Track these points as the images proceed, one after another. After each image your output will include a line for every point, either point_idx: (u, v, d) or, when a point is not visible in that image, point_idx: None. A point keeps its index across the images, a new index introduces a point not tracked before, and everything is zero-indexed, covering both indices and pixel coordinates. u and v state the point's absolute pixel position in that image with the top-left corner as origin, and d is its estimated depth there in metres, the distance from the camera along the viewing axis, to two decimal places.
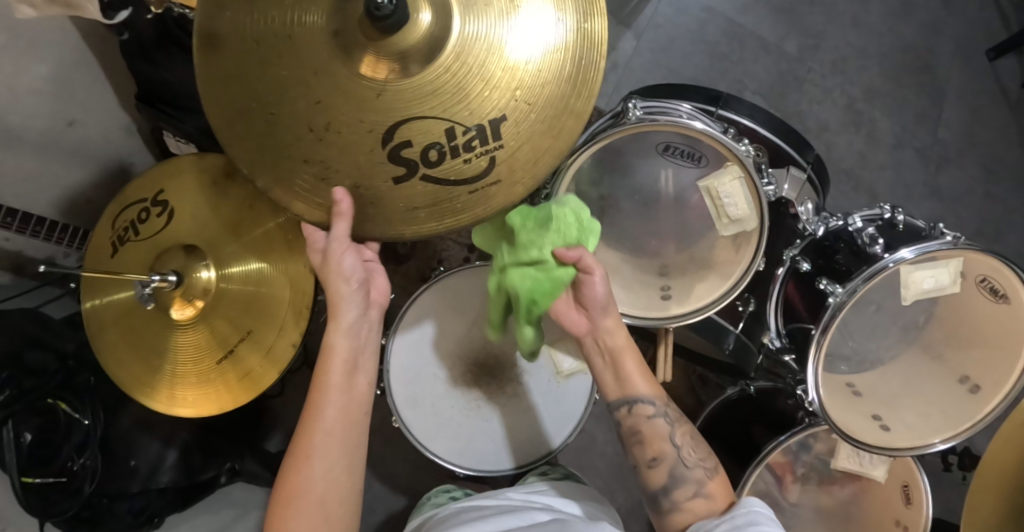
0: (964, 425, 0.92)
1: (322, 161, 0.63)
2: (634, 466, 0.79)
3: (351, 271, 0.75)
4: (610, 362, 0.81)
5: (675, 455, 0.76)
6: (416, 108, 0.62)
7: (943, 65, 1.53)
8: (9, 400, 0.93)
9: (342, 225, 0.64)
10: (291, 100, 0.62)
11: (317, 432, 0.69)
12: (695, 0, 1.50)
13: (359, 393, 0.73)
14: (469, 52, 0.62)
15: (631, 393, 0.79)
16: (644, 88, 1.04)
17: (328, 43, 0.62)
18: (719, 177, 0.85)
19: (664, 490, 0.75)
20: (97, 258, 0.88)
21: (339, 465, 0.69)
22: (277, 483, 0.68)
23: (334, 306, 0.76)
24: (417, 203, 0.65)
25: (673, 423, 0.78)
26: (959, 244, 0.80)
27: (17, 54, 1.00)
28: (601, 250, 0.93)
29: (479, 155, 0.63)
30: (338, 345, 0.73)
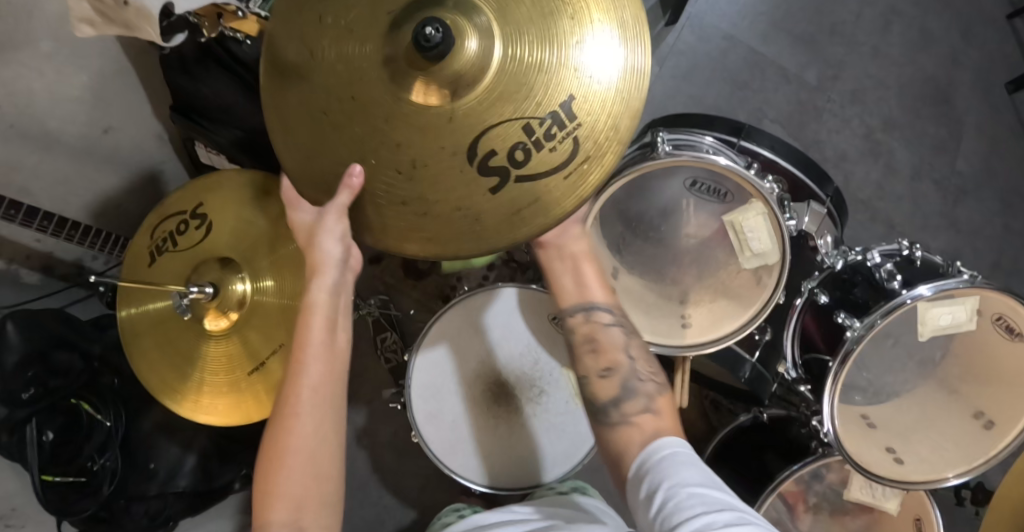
0: (977, 461, 0.93)
1: (419, 195, 0.66)
2: (584, 378, 0.78)
3: (341, 233, 0.68)
4: (570, 268, 0.83)
5: (628, 368, 0.76)
6: (490, 121, 0.64)
7: (961, 98, 1.54)
8: (34, 399, 0.97)
9: (348, 195, 0.66)
10: (373, 149, 0.66)
11: (303, 386, 0.63)
12: (717, 29, 1.53)
13: (341, 350, 0.67)
14: (522, 67, 0.64)
15: (588, 300, 0.81)
16: (668, 118, 1.07)
17: (385, 76, 0.65)
18: (744, 213, 0.86)
19: (614, 402, 0.73)
20: (136, 267, 0.92)
21: (328, 422, 0.63)
22: (263, 441, 0.63)
23: (315, 266, 0.69)
24: (522, 205, 0.66)
25: (627, 333, 0.79)
26: (976, 283, 0.81)
27: (59, 63, 1.03)
28: (623, 275, 0.94)
29: (564, 141, 0.65)
30: (320, 302, 0.67)
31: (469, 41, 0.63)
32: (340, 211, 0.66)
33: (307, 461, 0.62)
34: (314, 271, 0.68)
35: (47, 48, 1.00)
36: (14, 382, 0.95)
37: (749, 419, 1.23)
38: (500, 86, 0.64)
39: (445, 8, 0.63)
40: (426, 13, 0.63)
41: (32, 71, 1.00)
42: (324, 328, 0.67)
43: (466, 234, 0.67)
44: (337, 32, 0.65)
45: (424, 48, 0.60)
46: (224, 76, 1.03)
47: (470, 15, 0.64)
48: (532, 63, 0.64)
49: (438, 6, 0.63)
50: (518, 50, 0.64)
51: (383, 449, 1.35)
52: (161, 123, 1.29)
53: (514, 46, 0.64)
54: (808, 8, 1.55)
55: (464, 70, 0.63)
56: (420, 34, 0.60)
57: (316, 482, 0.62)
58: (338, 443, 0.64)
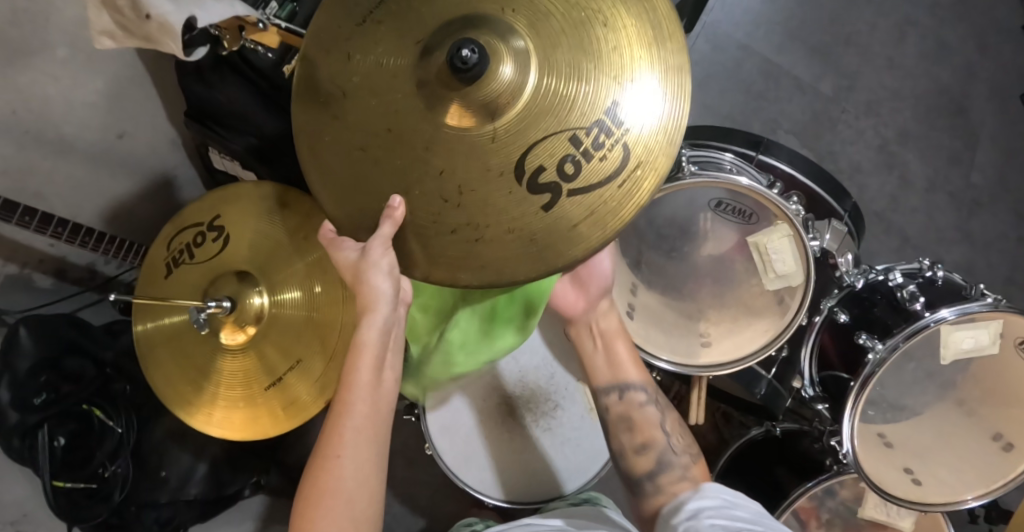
0: (997, 484, 0.93)
1: (469, 221, 0.65)
2: (620, 452, 0.84)
3: (391, 266, 0.66)
4: (602, 344, 0.89)
5: (664, 443, 0.82)
6: (536, 138, 0.64)
7: (977, 110, 1.52)
8: (45, 404, 0.98)
9: (391, 227, 0.65)
10: (417, 178, 0.65)
11: (346, 428, 0.63)
12: (732, 38, 1.52)
13: (385, 390, 0.67)
14: (560, 85, 0.63)
15: (623, 380, 0.86)
16: (686, 131, 1.07)
17: (422, 102, 0.65)
18: (768, 234, 0.86)
19: (648, 474, 0.79)
20: (154, 280, 0.92)
21: (368, 466, 0.63)
22: (302, 483, 0.62)
23: (365, 299, 0.66)
24: (578, 218, 0.65)
25: (662, 412, 0.86)
26: (999, 306, 0.80)
27: (75, 69, 1.03)
28: (641, 292, 0.96)
29: (613, 148, 0.64)
30: (370, 339, 0.65)
31: (503, 64, 0.62)
32: (385, 242, 0.65)
33: (346, 506, 0.61)
34: (366, 307, 0.66)
35: (63, 55, 1.00)
36: (27, 388, 0.96)
37: (761, 433, 1.21)
38: (541, 106, 0.63)
39: (474, 29, 0.63)
40: (455, 36, 0.63)
41: (47, 77, 1.00)
42: (371, 368, 0.65)
43: (522, 257, 0.65)
44: (370, 67, 0.66)
45: (461, 70, 0.60)
46: (239, 83, 1.03)
47: (503, 35, 0.63)
48: (568, 77, 0.63)
49: (470, 26, 0.63)
50: (554, 69, 0.64)
51: (393, 459, 1.34)
52: (175, 127, 1.28)
53: (549, 66, 0.64)
54: (823, 18, 1.54)
55: (501, 91, 0.63)
56: (454, 55, 0.59)
57: (355, 524, 0.61)
58: (377, 489, 0.63)
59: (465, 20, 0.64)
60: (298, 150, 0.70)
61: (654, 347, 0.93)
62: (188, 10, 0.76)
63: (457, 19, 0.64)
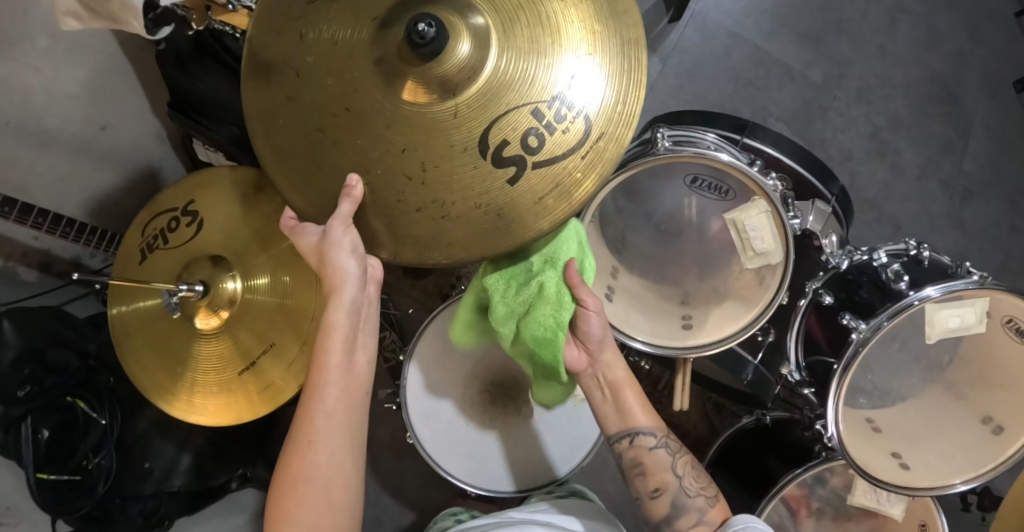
0: (986, 467, 0.91)
1: (434, 199, 0.64)
2: (637, 498, 0.82)
3: (354, 246, 0.66)
4: (610, 396, 0.83)
5: (676, 486, 0.79)
6: (498, 111, 0.63)
7: (969, 97, 1.51)
8: (29, 397, 0.97)
9: (350, 205, 0.64)
10: (378, 158, 0.64)
11: (318, 412, 0.63)
12: (722, 27, 1.50)
13: (359, 371, 0.66)
14: (519, 60, 0.63)
15: (632, 428, 0.81)
16: (668, 116, 1.06)
17: (378, 77, 0.63)
18: (746, 211, 0.84)
19: (666, 519, 0.78)
20: (127, 265, 0.91)
21: (343, 448, 0.63)
22: (277, 469, 0.63)
23: (331, 281, 0.66)
24: (544, 190, 0.64)
25: (673, 454, 0.81)
26: (985, 284, 0.79)
27: (55, 59, 1.03)
28: (622, 275, 0.93)
29: (575, 121, 0.64)
30: (340, 322, 0.65)
31: (462, 42, 0.61)
32: (345, 221, 0.64)
33: (321, 491, 0.62)
34: (332, 290, 0.66)
35: (43, 45, 1.00)
36: (10, 379, 0.96)
37: (751, 422, 1.20)
38: (500, 82, 0.63)
39: (432, 6, 0.63)
40: (414, 11, 0.63)
41: (28, 68, 1.00)
42: (342, 349, 0.65)
43: (489, 231, 0.64)
44: (323, 44, 0.64)
45: (419, 45, 0.59)
46: (220, 72, 1.01)
47: (462, 12, 0.63)
48: (527, 54, 0.63)
49: (431, 4, 0.63)
50: (512, 48, 0.63)
51: (381, 451, 1.33)
52: (159, 118, 1.28)
53: (507, 44, 0.63)
54: (813, 5, 1.52)
55: (459, 67, 0.62)
56: (412, 30, 0.59)
57: (331, 507, 0.62)
58: (354, 473, 0.64)
59: None
60: (253, 134, 0.68)
61: (631, 327, 0.91)
62: None
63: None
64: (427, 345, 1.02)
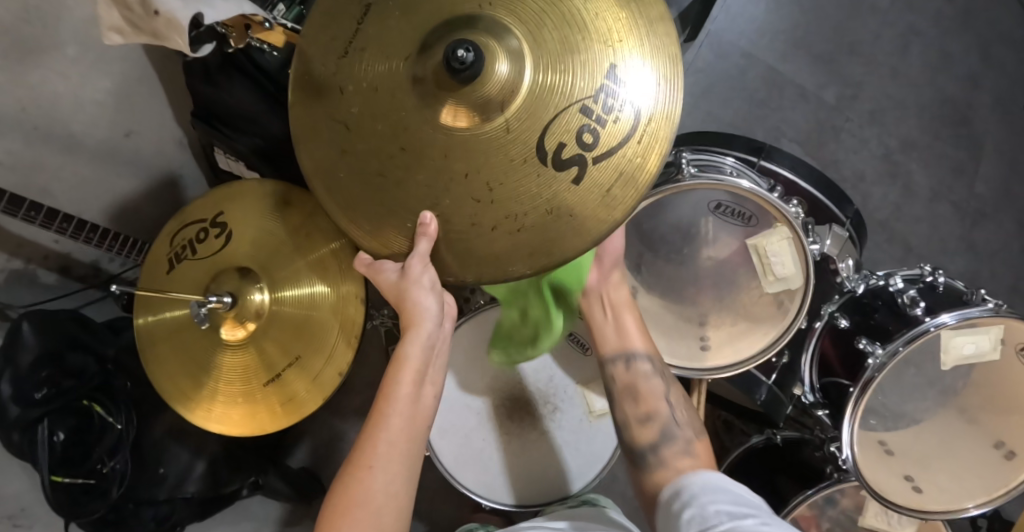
0: (998, 491, 0.91)
1: (507, 214, 0.66)
2: (623, 422, 0.86)
3: (431, 284, 0.68)
4: (611, 314, 0.90)
5: (667, 415, 0.84)
6: (547, 123, 0.64)
7: (981, 120, 1.52)
8: (46, 399, 0.97)
9: (427, 243, 0.66)
10: (445, 186, 0.66)
11: (382, 438, 0.63)
12: (736, 47, 1.52)
13: (424, 405, 0.67)
14: (556, 75, 0.64)
15: (628, 349, 0.87)
16: (689, 137, 1.07)
17: (423, 104, 0.65)
18: (769, 237, 0.86)
19: (652, 446, 0.82)
20: (155, 274, 0.94)
21: (399, 477, 0.62)
22: (331, 492, 0.61)
23: (408, 316, 0.69)
24: (611, 183, 0.65)
25: (667, 385, 0.87)
26: (1000, 312, 0.79)
27: (84, 68, 1.05)
28: (641, 296, 0.95)
29: (620, 108, 0.64)
30: (412, 355, 0.67)
31: (499, 62, 0.63)
32: (424, 259, 0.66)
33: (374, 519, 0.60)
34: (409, 324, 0.69)
35: (73, 53, 1.01)
36: (28, 383, 0.97)
37: (762, 441, 1.21)
38: (543, 99, 0.64)
39: (464, 31, 0.64)
40: (447, 38, 0.64)
41: (56, 75, 1.01)
42: (412, 381, 0.67)
43: (566, 230, 0.66)
44: (366, 81, 0.66)
45: (459, 70, 0.60)
46: (245, 83, 1.02)
47: (494, 33, 0.64)
48: (561, 60, 0.64)
49: (466, 29, 0.64)
50: (549, 65, 0.64)
51: None
52: (181, 126, 1.29)
53: (543, 61, 0.64)
54: (828, 27, 1.54)
55: (500, 86, 0.63)
56: (450, 56, 0.60)
57: None
58: (407, 506, 0.63)
59: (456, 23, 0.64)
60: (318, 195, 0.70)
61: None
62: (196, 7, 0.78)
63: (439, 23, 0.65)
64: (445, 361, 1.04)
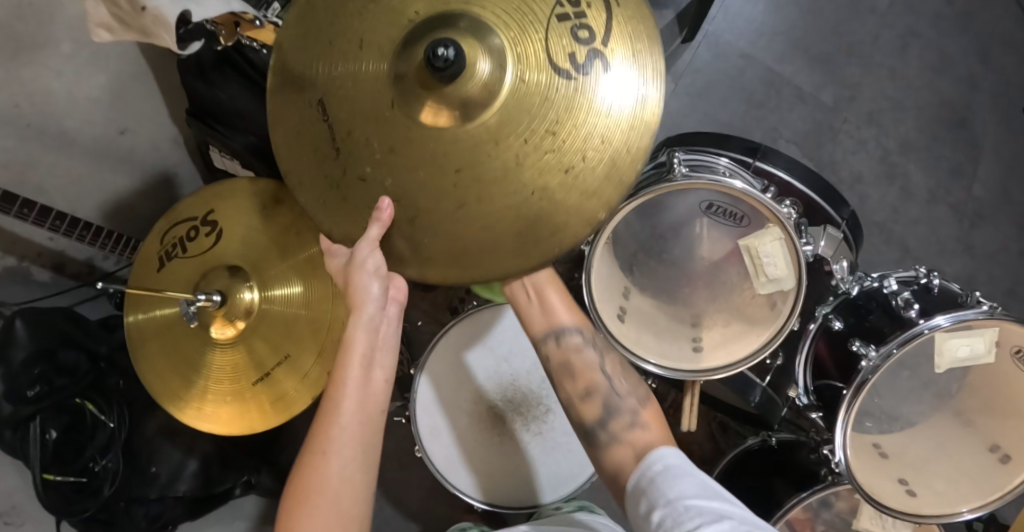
0: (992, 496, 0.91)
1: (467, 220, 0.64)
2: (567, 403, 0.79)
3: (376, 267, 0.66)
4: (535, 297, 0.83)
5: (607, 386, 0.78)
6: (521, 129, 0.62)
7: (979, 123, 1.51)
8: (38, 397, 0.97)
9: (379, 229, 0.64)
10: (408, 185, 0.64)
11: (334, 424, 0.61)
12: (734, 47, 1.52)
13: (377, 389, 0.65)
14: (540, 81, 0.62)
15: (557, 324, 0.81)
16: (682, 136, 1.07)
17: (400, 100, 0.63)
18: (760, 237, 0.86)
19: (600, 423, 0.75)
20: (146, 272, 0.93)
21: (354, 463, 0.61)
22: (290, 479, 0.60)
23: (352, 299, 0.67)
24: (580, 199, 0.64)
25: (600, 351, 0.81)
26: (994, 314, 0.79)
27: (78, 65, 1.04)
28: (634, 296, 0.94)
29: (596, 130, 0.63)
30: (358, 338, 0.65)
31: (480, 62, 0.61)
32: (374, 244, 0.64)
33: (331, 502, 0.59)
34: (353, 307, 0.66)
35: (67, 50, 1.01)
36: (21, 380, 0.95)
37: (757, 443, 1.21)
38: (519, 105, 0.62)
39: (453, 29, 0.62)
40: (435, 34, 0.62)
41: (50, 72, 1.01)
42: (360, 366, 0.64)
43: (522, 246, 0.65)
44: (343, 76, 0.64)
45: (440, 69, 0.59)
46: (240, 82, 1.03)
47: (481, 35, 0.62)
48: (546, 71, 0.62)
49: (455, 29, 0.62)
50: (534, 66, 0.62)
51: (385, 461, 1.33)
52: (176, 124, 1.29)
53: (527, 67, 0.62)
54: (826, 28, 1.53)
55: (480, 88, 0.61)
56: (432, 54, 0.59)
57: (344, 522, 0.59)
58: (367, 491, 0.61)
59: (446, 19, 0.62)
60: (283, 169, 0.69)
61: (643, 349, 0.92)
62: (184, 5, 0.79)
63: (430, 18, 0.63)
64: (438, 362, 1.04)
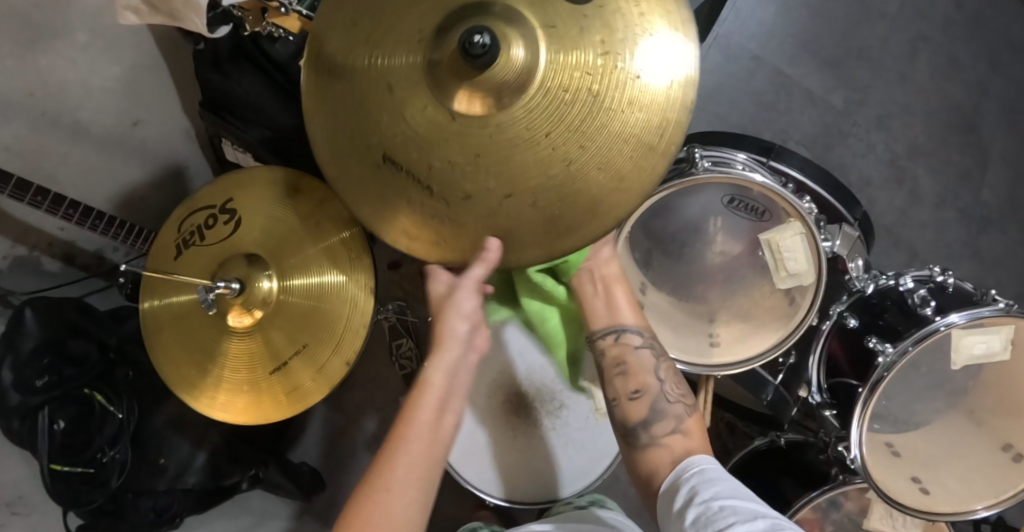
0: (1006, 494, 0.91)
1: (546, 195, 0.63)
2: (614, 399, 0.81)
3: (470, 310, 0.70)
4: (601, 291, 0.86)
5: (658, 389, 0.79)
6: (569, 111, 0.61)
7: (988, 128, 1.52)
8: (48, 387, 0.97)
9: (483, 268, 0.66)
10: (473, 179, 0.63)
11: (399, 462, 0.63)
12: (744, 49, 1.52)
13: (445, 434, 0.67)
14: (572, 63, 0.61)
15: (619, 323, 0.84)
16: (698, 135, 1.08)
17: (437, 94, 0.63)
18: (782, 232, 0.86)
19: (642, 423, 0.77)
20: (163, 260, 0.94)
21: (413, 505, 0.62)
22: (346, 510, 0.61)
23: (438, 341, 0.70)
24: (648, 152, 0.63)
25: (657, 356, 0.82)
26: (1010, 312, 0.80)
27: (94, 55, 1.04)
28: (650, 292, 0.94)
29: (646, 88, 0.62)
30: (437, 382, 0.67)
31: (514, 49, 0.60)
32: (476, 280, 0.67)
33: None
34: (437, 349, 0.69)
35: (82, 40, 1.01)
36: (29, 369, 0.97)
37: (765, 444, 1.20)
38: (557, 89, 0.61)
39: (484, 15, 0.62)
40: (465, 23, 0.62)
41: (66, 61, 1.01)
42: (435, 410, 0.67)
43: (606, 208, 0.64)
44: (382, 85, 0.64)
45: (478, 54, 0.58)
46: (255, 74, 1.02)
47: (513, 19, 0.61)
48: (577, 49, 0.61)
49: (485, 13, 0.62)
50: (568, 48, 0.61)
51: None
52: (189, 117, 1.29)
53: (561, 48, 0.61)
54: (836, 31, 1.54)
55: (515, 73, 0.60)
56: (467, 42, 0.59)
57: None
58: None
59: (475, 6, 0.62)
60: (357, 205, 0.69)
61: (661, 344, 0.92)
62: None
63: (456, 8, 0.63)
64: None
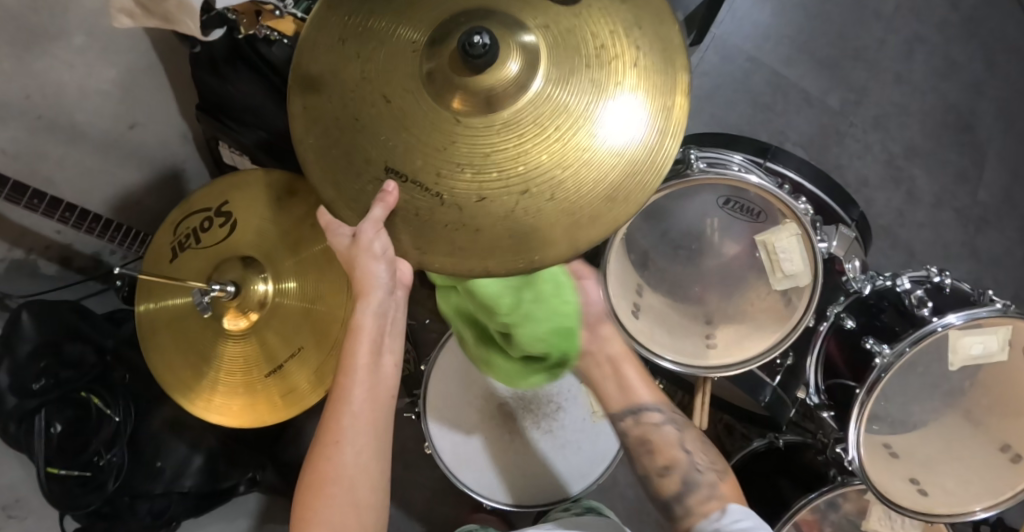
0: (1004, 494, 0.91)
1: (526, 204, 0.63)
2: (646, 476, 0.87)
3: (383, 251, 0.65)
4: (611, 372, 0.93)
5: (688, 462, 0.84)
6: (558, 119, 0.63)
7: (984, 128, 1.52)
8: (44, 390, 0.96)
9: (383, 210, 0.63)
10: (452, 183, 0.63)
11: (346, 414, 0.64)
12: (741, 50, 1.52)
13: (386, 375, 0.68)
14: (564, 73, 0.63)
15: (636, 403, 0.90)
16: (694, 138, 1.08)
17: (435, 101, 0.64)
18: (777, 233, 0.87)
19: (676, 497, 0.82)
20: (158, 263, 0.94)
21: (367, 450, 0.64)
22: (304, 468, 0.64)
23: (361, 284, 0.67)
24: (630, 168, 0.64)
25: (680, 432, 0.88)
26: (1009, 313, 0.79)
27: (91, 58, 1.04)
28: (646, 293, 0.94)
29: (635, 104, 0.63)
30: (367, 324, 0.66)
31: (510, 60, 0.61)
32: (376, 225, 0.63)
33: (346, 491, 0.63)
34: (360, 293, 0.66)
35: (79, 43, 1.01)
36: (26, 373, 0.95)
37: (764, 444, 1.19)
38: (550, 97, 0.63)
39: (484, 21, 0.63)
40: (462, 27, 0.63)
41: (62, 65, 1.01)
42: (370, 354, 0.66)
43: (585, 221, 0.64)
44: (369, 80, 0.64)
45: (475, 57, 0.59)
46: (251, 77, 1.00)
47: (511, 29, 0.62)
48: (571, 62, 0.63)
49: (486, 20, 0.63)
50: (563, 60, 0.63)
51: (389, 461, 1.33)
52: (185, 120, 1.29)
53: (556, 59, 0.63)
54: (833, 33, 1.54)
55: (507, 82, 0.62)
56: (466, 43, 0.58)
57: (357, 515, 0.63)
58: (379, 476, 0.65)
59: (475, 12, 0.63)
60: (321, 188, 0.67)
61: (658, 346, 0.91)
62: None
63: (454, 13, 0.64)
64: (447, 357, 1.04)
